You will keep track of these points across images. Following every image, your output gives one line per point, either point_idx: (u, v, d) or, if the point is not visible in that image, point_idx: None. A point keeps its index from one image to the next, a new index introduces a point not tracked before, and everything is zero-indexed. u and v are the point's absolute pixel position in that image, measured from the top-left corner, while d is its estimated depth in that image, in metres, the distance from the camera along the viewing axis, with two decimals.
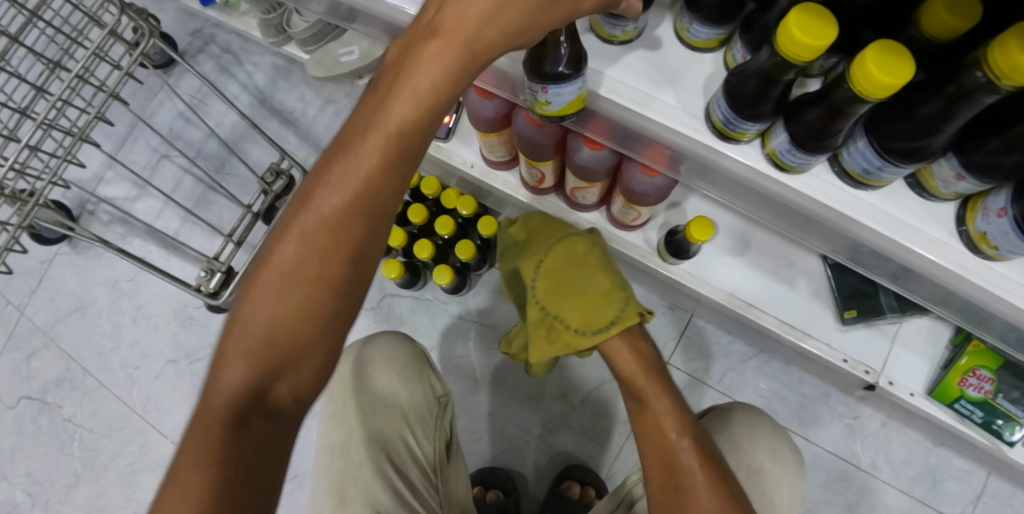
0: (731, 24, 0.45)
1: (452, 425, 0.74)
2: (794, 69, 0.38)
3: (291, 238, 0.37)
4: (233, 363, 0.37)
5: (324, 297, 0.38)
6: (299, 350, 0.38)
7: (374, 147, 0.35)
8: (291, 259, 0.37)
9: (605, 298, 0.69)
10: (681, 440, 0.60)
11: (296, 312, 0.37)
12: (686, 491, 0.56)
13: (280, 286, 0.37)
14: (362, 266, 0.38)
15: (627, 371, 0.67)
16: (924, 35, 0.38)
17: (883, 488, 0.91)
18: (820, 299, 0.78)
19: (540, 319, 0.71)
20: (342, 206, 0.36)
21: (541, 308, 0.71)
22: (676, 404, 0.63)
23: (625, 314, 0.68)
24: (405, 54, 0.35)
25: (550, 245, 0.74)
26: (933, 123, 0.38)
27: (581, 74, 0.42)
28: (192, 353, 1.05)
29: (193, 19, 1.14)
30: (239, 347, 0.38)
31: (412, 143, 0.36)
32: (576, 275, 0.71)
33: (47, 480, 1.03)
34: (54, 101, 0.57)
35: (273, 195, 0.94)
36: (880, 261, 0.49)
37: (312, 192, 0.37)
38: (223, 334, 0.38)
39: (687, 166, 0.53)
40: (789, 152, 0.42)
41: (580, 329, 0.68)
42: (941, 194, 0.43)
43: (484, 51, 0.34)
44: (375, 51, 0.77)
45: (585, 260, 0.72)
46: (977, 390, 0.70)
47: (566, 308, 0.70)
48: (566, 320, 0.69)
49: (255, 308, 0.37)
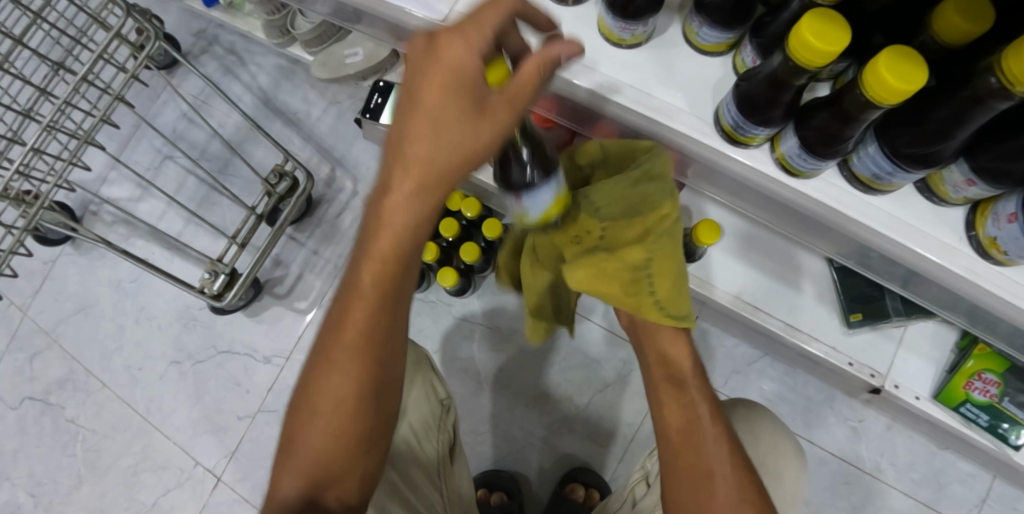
0: (741, 28, 0.45)
1: (454, 428, 0.74)
2: (806, 75, 0.38)
3: (321, 372, 0.49)
4: (293, 469, 0.50)
5: (351, 411, 0.49)
6: (339, 457, 0.50)
7: (362, 296, 0.46)
8: (325, 385, 0.49)
9: (686, 291, 0.57)
10: (712, 425, 0.56)
11: (334, 425, 0.49)
12: (714, 479, 0.53)
13: (319, 406, 0.49)
14: (376, 381, 0.49)
15: (672, 354, 0.61)
16: (936, 40, 0.38)
17: (887, 491, 0.91)
18: (825, 302, 0.77)
19: (637, 262, 0.53)
20: (349, 342, 0.47)
21: (648, 259, 0.53)
22: (709, 393, 0.59)
23: (690, 313, 0.58)
24: (368, 223, 0.45)
25: (680, 208, 0.56)
26: (945, 129, 0.37)
27: (549, 180, 0.47)
28: (195, 354, 1.05)
29: (197, 20, 1.14)
30: (297, 455, 0.50)
31: (391, 284, 0.46)
32: (682, 256, 0.56)
33: (49, 481, 1.03)
34: (60, 104, 0.56)
35: (277, 196, 0.94)
36: (889, 265, 0.49)
37: (330, 337, 0.48)
38: (285, 453, 0.52)
39: (695, 168, 0.53)
40: (800, 157, 0.42)
41: (660, 305, 0.55)
42: (952, 199, 0.43)
43: (432, 196, 0.42)
44: (381, 52, 0.79)
45: (684, 241, 0.57)
46: (983, 393, 0.70)
47: (666, 276, 0.55)
48: (655, 287, 0.55)
49: (304, 425, 0.50)
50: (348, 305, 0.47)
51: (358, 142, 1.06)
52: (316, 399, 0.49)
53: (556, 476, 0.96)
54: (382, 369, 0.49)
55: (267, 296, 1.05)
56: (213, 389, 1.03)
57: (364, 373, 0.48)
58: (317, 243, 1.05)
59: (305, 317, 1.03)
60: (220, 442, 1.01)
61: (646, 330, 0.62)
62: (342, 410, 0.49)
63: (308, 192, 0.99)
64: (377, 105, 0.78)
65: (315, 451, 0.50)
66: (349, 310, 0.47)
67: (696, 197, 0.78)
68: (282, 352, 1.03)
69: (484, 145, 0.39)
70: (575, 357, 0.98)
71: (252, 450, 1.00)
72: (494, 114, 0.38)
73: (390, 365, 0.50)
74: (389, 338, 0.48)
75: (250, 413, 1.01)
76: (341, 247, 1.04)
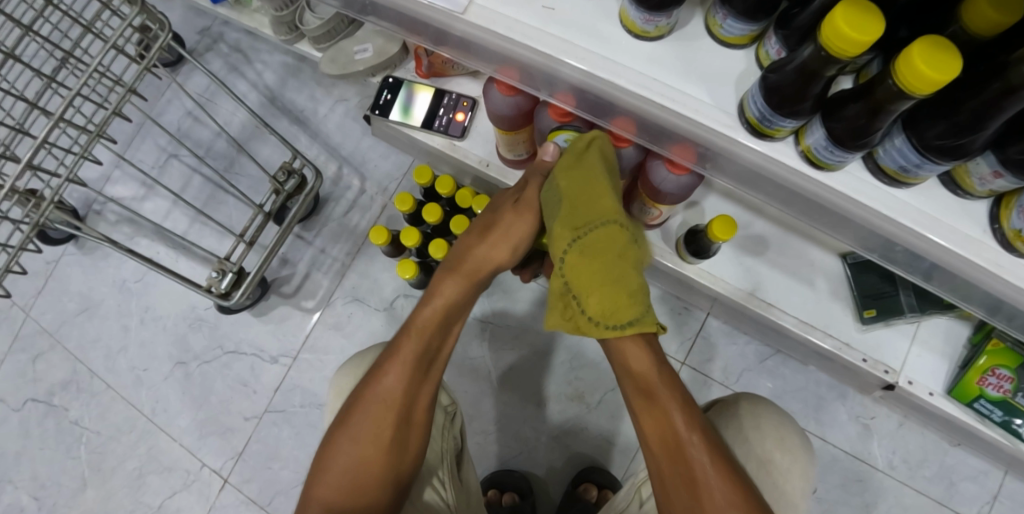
0: (765, 20, 0.45)
1: (461, 433, 0.72)
2: (838, 65, 0.37)
3: (366, 398, 0.58)
4: (322, 495, 0.55)
5: (381, 437, 0.56)
6: (367, 480, 0.55)
7: (423, 326, 0.62)
8: (357, 417, 0.57)
9: (631, 296, 0.58)
10: (690, 434, 0.55)
11: (365, 453, 0.56)
12: (701, 488, 0.53)
13: (356, 434, 0.56)
14: (410, 404, 0.58)
15: (637, 368, 0.58)
16: (965, 30, 0.37)
17: (900, 489, 0.90)
18: (839, 298, 0.77)
19: (559, 289, 0.61)
20: (399, 370, 0.58)
21: (564, 282, 0.60)
22: (684, 397, 0.57)
23: (644, 321, 0.58)
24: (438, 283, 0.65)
25: (599, 220, 0.59)
26: (978, 119, 0.37)
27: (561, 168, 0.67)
28: (201, 355, 1.04)
29: (201, 17, 1.13)
30: (325, 483, 0.56)
31: (449, 311, 0.63)
32: (615, 260, 0.58)
33: (53, 483, 1.02)
34: (71, 97, 0.55)
35: (285, 194, 0.92)
36: (914, 261, 0.48)
37: (378, 372, 0.59)
38: (314, 481, 0.57)
39: (715, 162, 0.52)
40: (826, 149, 0.41)
41: (597, 320, 0.58)
42: (976, 191, 0.42)
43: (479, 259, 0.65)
44: (390, 48, 0.79)
45: (622, 252, 0.59)
46: (997, 389, 0.69)
47: (593, 291, 0.58)
48: (584, 306, 0.59)
49: (339, 454, 0.56)
50: (395, 349, 0.60)
51: (366, 140, 1.06)
52: (347, 434, 0.57)
53: (567, 477, 0.95)
54: (416, 399, 0.58)
55: (273, 295, 1.04)
56: (219, 390, 1.02)
57: (403, 391, 0.58)
58: (324, 242, 1.04)
59: (313, 317, 1.03)
60: (227, 443, 1.00)
61: (610, 345, 0.60)
62: (373, 434, 0.56)
63: (316, 191, 0.98)
64: (386, 101, 0.80)
65: (344, 478, 0.55)
66: (395, 351, 0.60)
67: (710, 194, 0.78)
68: (289, 352, 1.02)
69: (519, 229, 0.65)
70: (586, 355, 0.98)
71: (259, 450, 0.99)
72: (524, 205, 0.65)
73: (422, 395, 0.59)
74: (428, 373, 0.60)
75: (257, 413, 1.00)
76: (348, 246, 1.04)
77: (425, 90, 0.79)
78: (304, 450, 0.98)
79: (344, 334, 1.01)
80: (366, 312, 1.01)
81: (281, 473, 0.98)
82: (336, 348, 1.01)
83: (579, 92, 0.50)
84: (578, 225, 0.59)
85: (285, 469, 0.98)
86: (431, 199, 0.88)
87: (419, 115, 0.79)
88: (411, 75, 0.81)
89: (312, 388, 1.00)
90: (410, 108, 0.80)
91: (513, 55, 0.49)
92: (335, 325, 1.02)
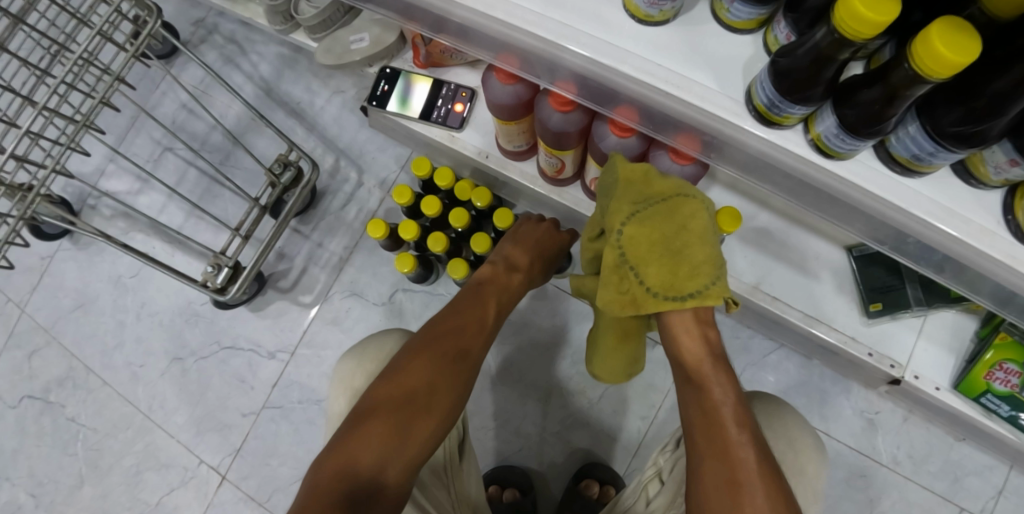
0: (773, 3, 0.43)
1: (463, 423, 0.69)
2: (852, 48, 0.36)
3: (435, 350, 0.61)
4: (359, 446, 0.52)
5: (433, 401, 0.57)
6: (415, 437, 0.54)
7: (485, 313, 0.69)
8: (410, 373, 0.58)
9: (694, 269, 0.54)
10: (739, 432, 0.52)
11: (417, 412, 0.55)
12: (742, 490, 0.48)
13: (411, 394, 0.56)
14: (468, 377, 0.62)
15: (687, 355, 0.58)
16: (985, 12, 0.36)
17: (905, 484, 0.89)
18: (844, 292, 0.75)
19: (614, 264, 0.57)
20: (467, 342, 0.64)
21: (619, 254, 0.57)
22: (737, 395, 0.55)
23: (708, 292, 0.54)
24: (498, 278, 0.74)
25: (658, 196, 0.56)
26: (997, 104, 0.35)
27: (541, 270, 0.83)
28: (198, 351, 1.03)
29: (196, 8, 1.12)
30: (365, 439, 0.53)
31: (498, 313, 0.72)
32: (674, 234, 0.55)
33: (50, 481, 1.01)
34: (56, 86, 0.54)
35: (281, 188, 0.91)
36: (926, 252, 0.46)
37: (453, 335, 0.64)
38: (348, 434, 0.53)
39: (720, 151, 0.50)
40: (837, 137, 0.40)
41: (655, 292, 0.56)
42: (991, 181, 0.41)
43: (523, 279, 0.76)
44: (388, 38, 0.77)
45: (687, 223, 0.55)
46: (1004, 384, 0.68)
47: (650, 262, 0.55)
48: (642, 276, 0.56)
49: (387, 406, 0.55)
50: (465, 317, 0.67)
51: (363, 132, 1.04)
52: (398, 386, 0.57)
53: (567, 473, 0.94)
54: (469, 376, 0.62)
55: (271, 290, 1.03)
56: (216, 386, 1.01)
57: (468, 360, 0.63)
58: (322, 236, 1.03)
59: (311, 312, 1.01)
60: (224, 440, 0.99)
61: (665, 330, 0.60)
62: (437, 389, 0.58)
63: (311, 184, 0.96)
64: (383, 92, 0.78)
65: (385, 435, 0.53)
66: (464, 322, 0.66)
67: (713, 185, 0.76)
68: (286, 348, 1.01)
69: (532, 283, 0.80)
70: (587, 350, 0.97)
71: (258, 447, 0.98)
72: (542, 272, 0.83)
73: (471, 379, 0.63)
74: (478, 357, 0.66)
75: (255, 409, 0.99)
76: (346, 240, 1.02)
77: (423, 80, 0.78)
78: (303, 445, 0.97)
79: (343, 329, 1.00)
80: (365, 307, 1.00)
81: (280, 470, 0.97)
82: (334, 344, 1.00)
83: (582, 79, 0.49)
84: (636, 200, 0.57)
85: (283, 466, 0.97)
86: (430, 191, 0.86)
87: (417, 106, 0.78)
88: (408, 65, 0.79)
89: (310, 385, 0.99)
90: (408, 98, 0.78)
91: (514, 41, 0.47)
92: (333, 320, 1.01)
